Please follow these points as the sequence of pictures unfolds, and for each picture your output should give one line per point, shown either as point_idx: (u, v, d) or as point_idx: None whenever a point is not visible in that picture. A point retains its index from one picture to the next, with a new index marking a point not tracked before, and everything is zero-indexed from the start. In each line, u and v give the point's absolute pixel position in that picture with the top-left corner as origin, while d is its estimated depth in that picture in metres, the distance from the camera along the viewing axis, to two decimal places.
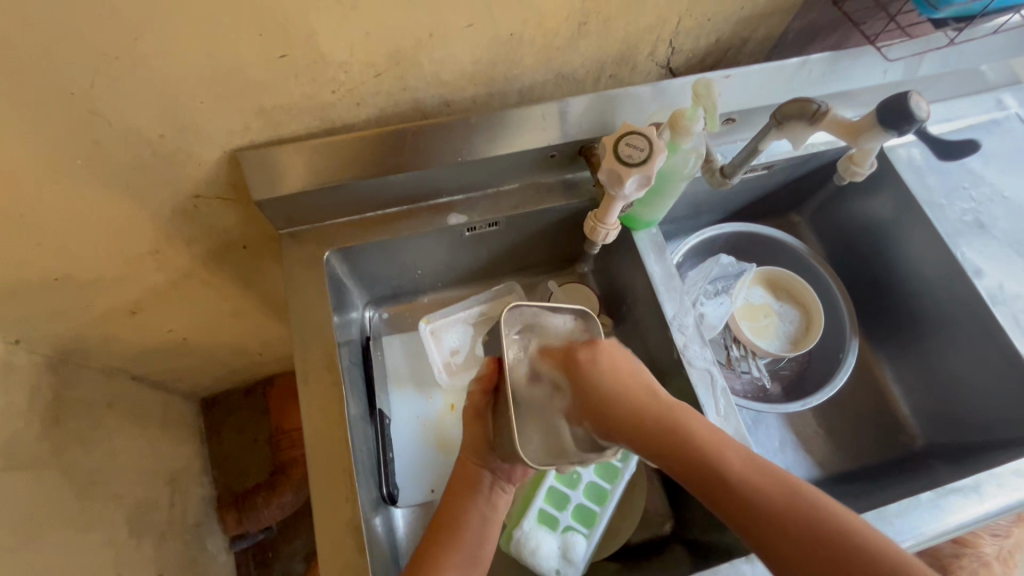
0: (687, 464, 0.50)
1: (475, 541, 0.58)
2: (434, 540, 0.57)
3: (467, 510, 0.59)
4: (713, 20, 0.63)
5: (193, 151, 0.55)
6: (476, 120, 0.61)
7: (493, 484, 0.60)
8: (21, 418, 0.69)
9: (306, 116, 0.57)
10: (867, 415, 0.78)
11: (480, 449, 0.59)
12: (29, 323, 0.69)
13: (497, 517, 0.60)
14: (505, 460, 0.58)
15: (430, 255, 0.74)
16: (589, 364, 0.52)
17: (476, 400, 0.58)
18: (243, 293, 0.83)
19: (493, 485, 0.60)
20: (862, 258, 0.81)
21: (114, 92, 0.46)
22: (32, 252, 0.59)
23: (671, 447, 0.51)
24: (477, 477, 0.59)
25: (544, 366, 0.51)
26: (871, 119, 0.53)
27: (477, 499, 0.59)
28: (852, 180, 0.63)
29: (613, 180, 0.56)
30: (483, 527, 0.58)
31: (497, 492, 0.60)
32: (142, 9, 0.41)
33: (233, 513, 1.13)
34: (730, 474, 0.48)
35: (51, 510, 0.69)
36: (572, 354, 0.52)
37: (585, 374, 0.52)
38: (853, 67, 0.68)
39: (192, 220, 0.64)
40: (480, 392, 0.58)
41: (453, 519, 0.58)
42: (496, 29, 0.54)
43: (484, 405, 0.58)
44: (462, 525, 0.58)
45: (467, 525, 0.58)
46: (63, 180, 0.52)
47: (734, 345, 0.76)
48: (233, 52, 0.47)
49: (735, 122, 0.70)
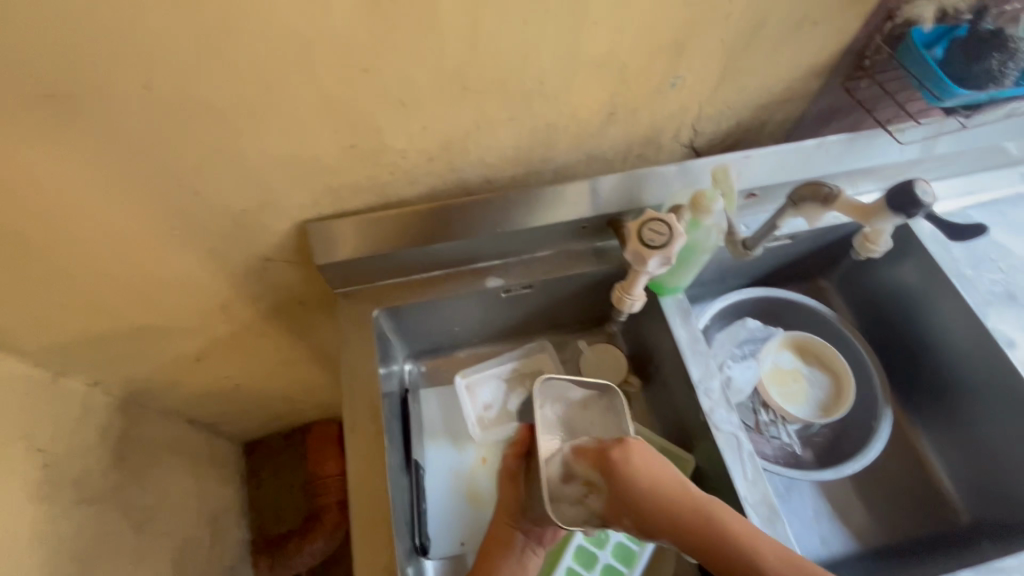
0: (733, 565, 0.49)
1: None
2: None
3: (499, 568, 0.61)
4: (732, 107, 0.69)
5: (268, 222, 0.63)
6: (515, 196, 0.68)
7: (524, 546, 0.62)
8: (93, 455, 0.75)
9: (366, 193, 0.65)
10: (907, 487, 0.76)
11: (514, 511, 0.61)
12: (110, 367, 0.77)
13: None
14: (537, 524, 0.59)
15: (468, 315, 0.79)
16: (623, 464, 0.51)
17: (509, 463, 0.60)
18: (295, 344, 0.90)
19: (524, 546, 0.62)
20: (891, 326, 0.82)
21: (212, 175, 0.55)
22: (123, 305, 0.67)
23: (713, 551, 0.50)
24: (510, 538, 0.62)
25: (578, 465, 0.52)
26: (881, 204, 0.57)
27: (509, 559, 0.61)
28: (868, 256, 0.69)
29: (638, 260, 0.61)
30: None
31: (529, 554, 0.62)
32: (245, 113, 0.50)
33: (266, 559, 1.17)
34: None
35: (108, 544, 0.74)
36: (604, 454, 0.51)
37: (619, 476, 0.50)
38: (870, 147, 0.72)
39: (259, 280, 0.72)
40: (513, 456, 0.60)
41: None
42: (535, 120, 0.61)
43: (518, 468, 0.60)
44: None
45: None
46: (160, 246, 0.61)
47: (763, 409, 0.76)
48: (312, 144, 0.55)
49: (758, 197, 0.75)
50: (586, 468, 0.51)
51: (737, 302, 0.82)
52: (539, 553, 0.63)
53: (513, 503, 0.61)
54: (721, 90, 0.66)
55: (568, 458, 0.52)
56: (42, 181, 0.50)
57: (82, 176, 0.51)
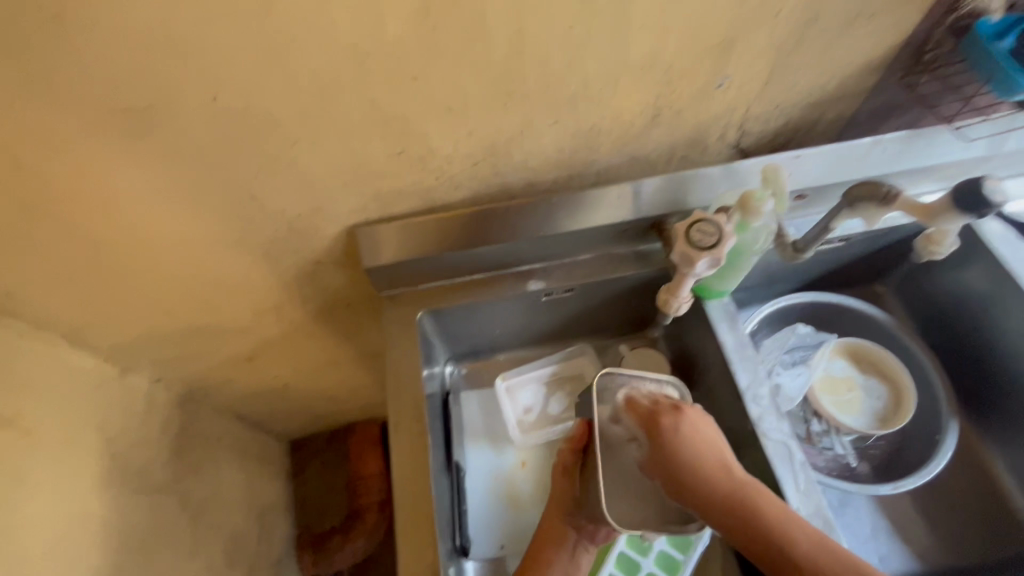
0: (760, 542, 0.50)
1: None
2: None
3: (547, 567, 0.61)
4: (781, 106, 0.67)
5: (319, 226, 0.66)
6: (557, 200, 0.69)
7: (576, 543, 0.62)
8: (154, 447, 0.80)
9: (412, 198, 0.66)
10: (974, 505, 0.72)
11: (566, 508, 0.61)
12: (172, 364, 0.82)
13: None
14: (590, 522, 0.58)
15: (509, 318, 0.80)
16: (672, 432, 0.52)
17: (564, 457, 0.61)
18: (340, 345, 0.93)
19: (576, 544, 0.62)
20: (955, 333, 0.78)
21: (268, 182, 0.58)
22: (185, 305, 0.71)
23: (747, 527, 0.50)
24: (560, 533, 0.62)
25: (629, 424, 0.53)
26: (946, 202, 0.54)
27: (560, 556, 0.61)
28: (931, 257, 0.65)
29: (685, 261, 0.60)
30: None
31: (580, 552, 0.62)
32: (301, 122, 0.53)
33: (310, 554, 1.19)
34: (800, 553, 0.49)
35: (167, 532, 0.79)
36: (655, 419, 0.53)
37: (667, 440, 0.51)
38: (931, 146, 0.69)
39: (309, 282, 0.75)
40: (570, 450, 0.61)
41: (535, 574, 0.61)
42: (578, 123, 0.61)
43: (572, 462, 0.61)
44: None
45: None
46: (219, 249, 0.65)
47: (815, 419, 0.73)
48: (362, 151, 0.57)
49: (807, 198, 0.72)
50: (636, 429, 0.53)
51: (785, 307, 0.79)
52: (590, 552, 0.63)
53: (566, 498, 0.61)
54: (770, 88, 0.64)
55: (619, 420, 0.53)
56: (118, 188, 0.53)
57: (153, 183, 0.54)
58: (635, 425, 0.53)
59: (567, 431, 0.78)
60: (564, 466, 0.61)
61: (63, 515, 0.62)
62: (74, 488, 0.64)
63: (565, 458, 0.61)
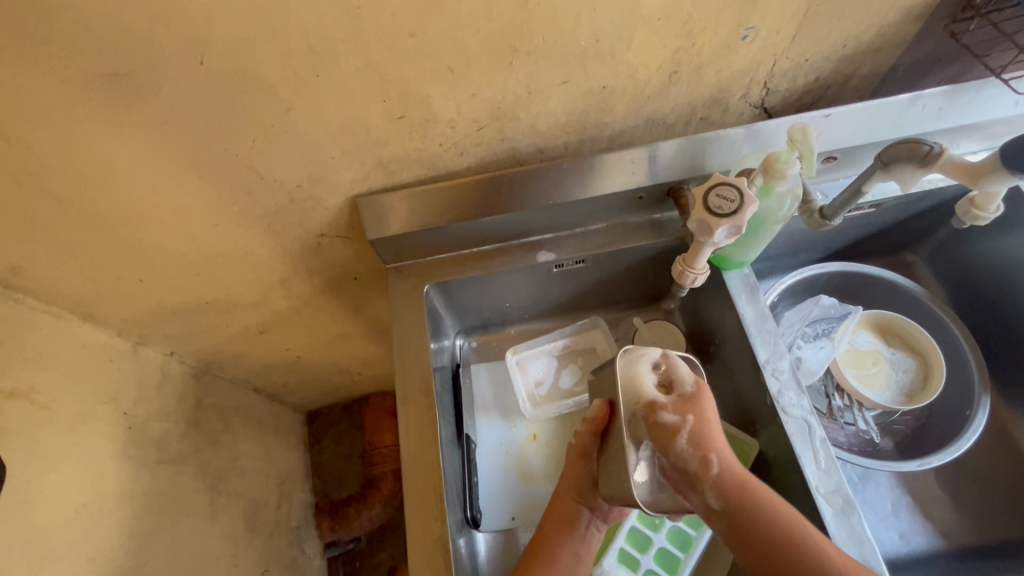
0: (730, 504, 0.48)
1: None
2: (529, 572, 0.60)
3: (561, 546, 0.60)
4: (811, 60, 0.62)
5: (321, 198, 0.64)
6: (568, 166, 0.65)
7: (589, 522, 0.61)
8: (171, 419, 0.81)
9: (416, 166, 0.64)
10: (1003, 481, 0.69)
11: (581, 488, 0.61)
12: (184, 338, 0.82)
13: (589, 553, 0.61)
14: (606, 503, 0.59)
15: (519, 290, 0.78)
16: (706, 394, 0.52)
17: (584, 440, 0.59)
18: (351, 318, 0.92)
19: (589, 523, 0.61)
20: (990, 304, 0.74)
21: (267, 152, 0.56)
22: (193, 279, 0.71)
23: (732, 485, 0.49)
24: (574, 514, 0.61)
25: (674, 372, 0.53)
26: (994, 161, 0.49)
27: (572, 535, 0.61)
28: (974, 223, 0.61)
29: (703, 229, 0.57)
30: (575, 561, 0.60)
31: (593, 530, 0.61)
32: (295, 86, 0.50)
33: (328, 521, 1.21)
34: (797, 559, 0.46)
35: (187, 500, 0.80)
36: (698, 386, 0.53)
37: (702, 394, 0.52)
38: (975, 101, 0.64)
39: (315, 255, 0.73)
40: (590, 435, 0.58)
41: (550, 550, 0.60)
42: (590, 83, 0.58)
43: (592, 444, 0.59)
44: (556, 557, 0.60)
45: (560, 558, 0.60)
46: (221, 221, 0.63)
47: (837, 393, 0.70)
48: (361, 116, 0.55)
49: (837, 160, 0.68)
50: (686, 380, 0.52)
51: (810, 277, 0.76)
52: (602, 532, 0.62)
53: (584, 480, 0.61)
54: (799, 40, 0.59)
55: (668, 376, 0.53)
56: (112, 159, 0.52)
57: (148, 153, 0.53)
58: (686, 377, 0.53)
59: (580, 406, 0.77)
60: (582, 450, 0.60)
61: (82, 485, 0.63)
62: (91, 459, 0.65)
63: (585, 440, 0.59)
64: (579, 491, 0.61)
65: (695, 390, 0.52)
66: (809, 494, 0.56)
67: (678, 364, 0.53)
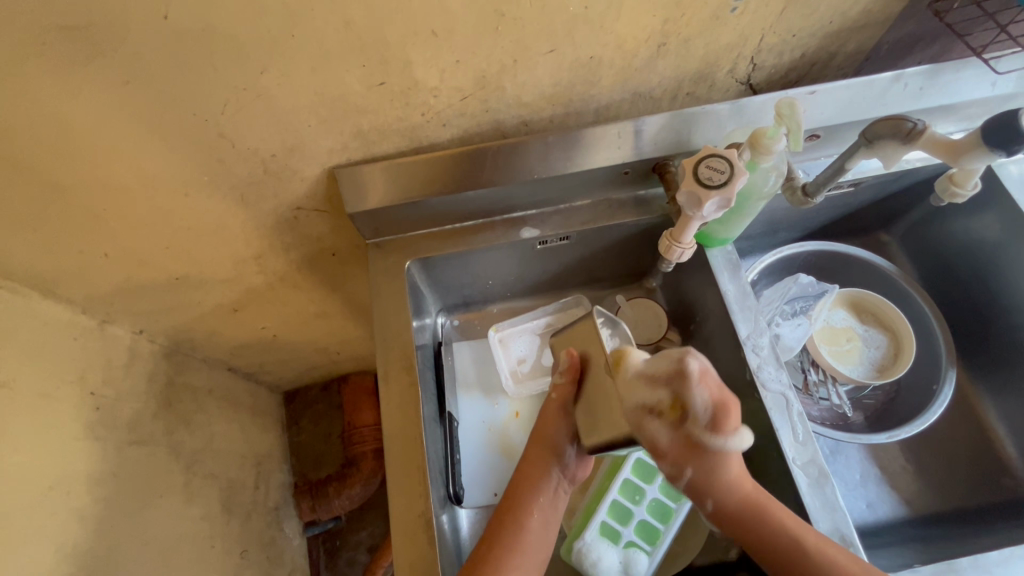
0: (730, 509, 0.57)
1: (539, 541, 0.59)
2: (499, 535, 0.59)
3: (530, 507, 0.60)
4: (799, 35, 0.62)
5: (298, 169, 0.61)
6: (553, 139, 0.64)
7: (558, 485, 0.62)
8: (141, 399, 0.78)
9: (396, 136, 0.62)
10: (963, 453, 0.72)
11: (555, 447, 0.62)
12: (153, 316, 0.79)
13: (556, 517, 0.62)
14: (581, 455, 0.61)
15: (502, 267, 0.77)
16: (733, 431, 0.49)
17: (563, 391, 0.60)
18: (329, 295, 0.90)
19: (557, 486, 0.62)
20: (959, 283, 0.76)
21: (239, 119, 0.53)
22: (161, 252, 0.68)
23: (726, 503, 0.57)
24: (545, 477, 0.62)
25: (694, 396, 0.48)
26: (974, 138, 0.50)
27: (541, 497, 0.61)
28: (951, 201, 0.62)
29: (692, 202, 0.56)
30: (545, 530, 0.60)
31: (560, 495, 0.62)
32: (267, 47, 0.47)
33: (307, 501, 1.20)
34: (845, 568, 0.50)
35: (160, 481, 0.78)
36: (725, 411, 0.49)
37: (727, 433, 0.49)
38: (955, 81, 0.65)
39: (292, 229, 0.71)
40: (569, 384, 0.60)
41: (519, 517, 0.60)
42: (578, 53, 0.56)
43: (571, 398, 0.61)
44: (527, 525, 0.59)
45: (529, 526, 0.59)
46: (191, 191, 0.60)
47: (812, 368, 0.72)
48: (340, 82, 0.52)
49: (820, 138, 0.68)
50: (711, 405, 0.48)
51: (788, 257, 0.77)
52: (569, 493, 0.63)
53: (560, 433, 0.62)
54: (787, 15, 0.58)
55: (696, 386, 0.48)
56: (69, 121, 0.49)
57: (109, 115, 0.49)
58: (706, 406, 0.48)
59: None
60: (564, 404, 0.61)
61: (46, 467, 0.61)
62: (56, 441, 0.62)
63: (564, 394, 0.60)
64: (552, 448, 0.62)
65: (710, 430, 0.49)
66: (785, 464, 0.58)
67: (697, 394, 0.48)
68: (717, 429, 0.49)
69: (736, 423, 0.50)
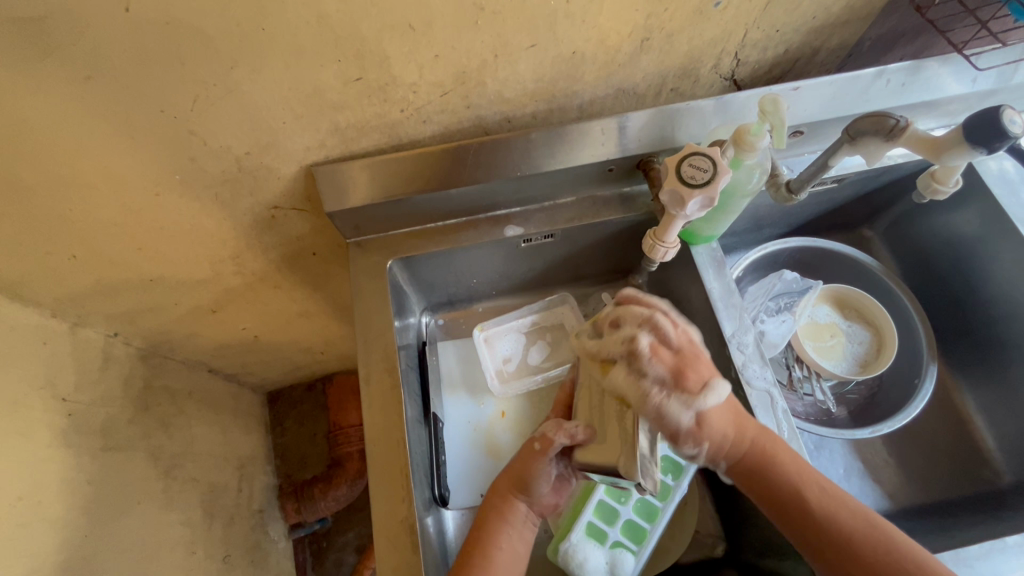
0: (740, 460, 0.53)
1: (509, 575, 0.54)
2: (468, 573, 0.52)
3: (501, 541, 0.54)
4: (782, 31, 0.61)
5: (274, 167, 0.60)
6: (536, 135, 0.63)
7: (527, 517, 0.56)
8: (116, 404, 0.76)
9: (375, 133, 0.60)
10: (943, 446, 0.73)
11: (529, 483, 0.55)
12: (128, 318, 0.77)
13: (523, 549, 0.56)
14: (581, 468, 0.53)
15: (486, 265, 0.76)
16: (699, 388, 0.49)
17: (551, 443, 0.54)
18: (310, 295, 0.88)
19: (526, 518, 0.56)
20: (939, 278, 0.77)
21: (210, 115, 0.51)
22: (133, 253, 0.66)
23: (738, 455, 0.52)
24: (512, 509, 0.55)
25: (652, 363, 0.49)
26: (956, 136, 0.50)
27: (510, 531, 0.55)
28: (934, 197, 0.62)
29: (676, 201, 0.55)
30: (513, 562, 0.54)
31: (528, 527, 0.56)
32: (236, 40, 0.45)
33: (293, 503, 1.18)
34: (852, 529, 0.47)
35: (138, 488, 0.76)
36: (684, 373, 0.49)
37: (694, 393, 0.49)
38: (936, 77, 0.65)
39: (270, 228, 0.69)
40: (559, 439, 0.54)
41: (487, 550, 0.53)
42: (559, 48, 0.55)
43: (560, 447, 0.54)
44: (496, 557, 0.53)
45: (499, 560, 0.53)
46: (162, 190, 0.58)
47: (796, 365, 0.72)
48: (315, 78, 0.51)
49: (804, 135, 0.68)
50: (665, 374, 0.49)
51: (774, 252, 0.77)
52: (536, 525, 0.58)
53: (536, 477, 0.55)
54: (771, 10, 0.58)
55: (648, 354, 0.49)
56: (29, 118, 0.46)
57: (70, 112, 0.47)
58: (664, 371, 0.49)
59: (547, 381, 0.76)
60: (543, 453, 0.54)
61: (14, 477, 0.58)
62: (25, 450, 0.60)
63: (550, 444, 0.54)
64: (521, 483, 0.55)
65: (676, 391, 0.48)
66: None
67: (649, 365, 0.49)
68: (683, 391, 0.49)
69: (699, 385, 0.49)
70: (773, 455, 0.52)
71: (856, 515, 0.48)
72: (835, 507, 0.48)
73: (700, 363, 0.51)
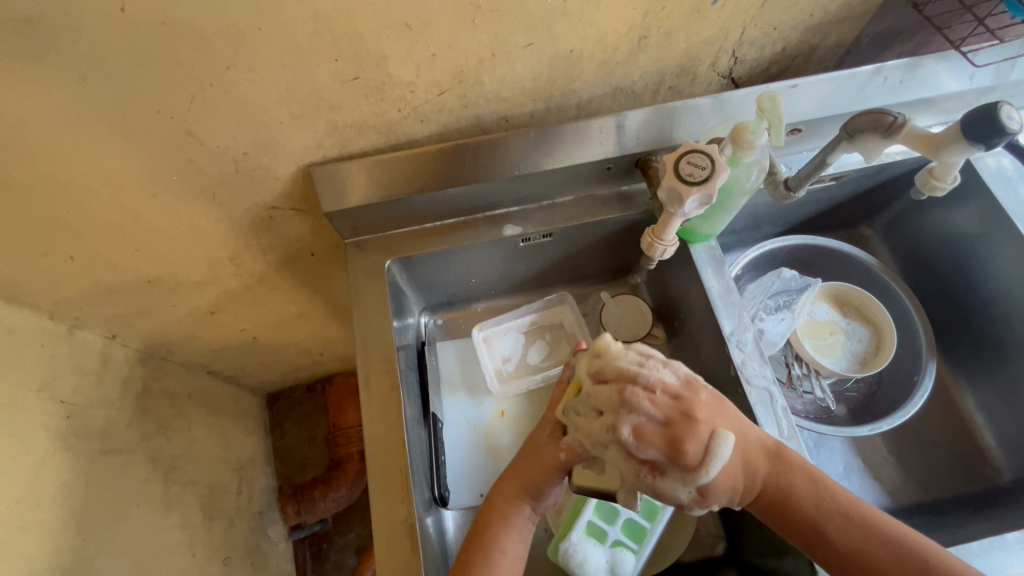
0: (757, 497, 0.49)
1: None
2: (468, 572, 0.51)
3: (502, 544, 0.53)
4: (780, 28, 0.61)
5: (272, 168, 0.60)
6: (534, 134, 0.63)
7: (529, 518, 0.55)
8: (114, 406, 0.76)
9: (373, 133, 0.60)
10: (943, 443, 0.73)
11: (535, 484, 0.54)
12: (127, 320, 0.76)
13: (523, 551, 0.54)
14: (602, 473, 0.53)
15: (485, 265, 0.76)
16: (699, 459, 0.44)
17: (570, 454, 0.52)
18: (308, 296, 0.88)
19: (529, 519, 0.55)
20: (938, 276, 0.77)
21: (207, 116, 0.51)
22: (131, 255, 0.65)
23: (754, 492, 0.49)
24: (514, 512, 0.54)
25: (641, 451, 0.45)
26: (954, 132, 0.50)
27: (513, 533, 0.53)
28: (932, 194, 0.62)
29: (674, 198, 0.55)
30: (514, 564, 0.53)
31: (530, 527, 0.55)
32: (233, 40, 0.45)
33: (293, 505, 1.18)
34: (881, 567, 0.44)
35: (137, 490, 0.76)
36: (678, 447, 0.44)
37: (693, 467, 0.44)
38: (933, 74, 0.65)
39: (268, 229, 0.69)
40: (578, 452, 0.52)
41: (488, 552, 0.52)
42: (557, 46, 0.55)
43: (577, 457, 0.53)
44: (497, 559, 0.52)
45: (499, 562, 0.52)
46: (160, 191, 0.58)
47: (796, 362, 0.72)
48: (312, 77, 0.51)
49: (802, 132, 0.68)
50: (660, 455, 0.44)
51: (772, 250, 0.77)
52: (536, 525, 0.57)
53: (546, 481, 0.54)
54: (768, 7, 0.58)
55: (635, 445, 0.45)
56: (25, 119, 0.46)
57: (67, 113, 0.47)
58: (657, 452, 0.44)
59: (546, 381, 0.76)
60: (564, 466, 0.53)
61: (12, 480, 0.58)
62: (23, 453, 0.60)
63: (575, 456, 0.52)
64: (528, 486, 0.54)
65: (676, 471, 0.44)
66: None
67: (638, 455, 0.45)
68: (682, 468, 0.44)
69: (698, 457, 0.44)
70: (791, 488, 0.48)
71: (885, 542, 0.45)
72: (863, 535, 0.46)
73: (695, 427, 0.45)
